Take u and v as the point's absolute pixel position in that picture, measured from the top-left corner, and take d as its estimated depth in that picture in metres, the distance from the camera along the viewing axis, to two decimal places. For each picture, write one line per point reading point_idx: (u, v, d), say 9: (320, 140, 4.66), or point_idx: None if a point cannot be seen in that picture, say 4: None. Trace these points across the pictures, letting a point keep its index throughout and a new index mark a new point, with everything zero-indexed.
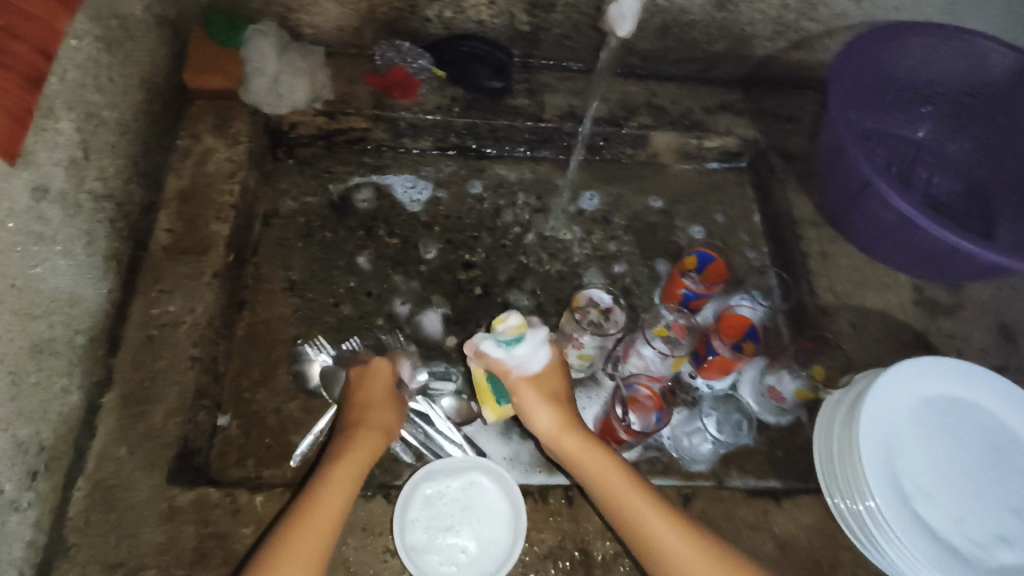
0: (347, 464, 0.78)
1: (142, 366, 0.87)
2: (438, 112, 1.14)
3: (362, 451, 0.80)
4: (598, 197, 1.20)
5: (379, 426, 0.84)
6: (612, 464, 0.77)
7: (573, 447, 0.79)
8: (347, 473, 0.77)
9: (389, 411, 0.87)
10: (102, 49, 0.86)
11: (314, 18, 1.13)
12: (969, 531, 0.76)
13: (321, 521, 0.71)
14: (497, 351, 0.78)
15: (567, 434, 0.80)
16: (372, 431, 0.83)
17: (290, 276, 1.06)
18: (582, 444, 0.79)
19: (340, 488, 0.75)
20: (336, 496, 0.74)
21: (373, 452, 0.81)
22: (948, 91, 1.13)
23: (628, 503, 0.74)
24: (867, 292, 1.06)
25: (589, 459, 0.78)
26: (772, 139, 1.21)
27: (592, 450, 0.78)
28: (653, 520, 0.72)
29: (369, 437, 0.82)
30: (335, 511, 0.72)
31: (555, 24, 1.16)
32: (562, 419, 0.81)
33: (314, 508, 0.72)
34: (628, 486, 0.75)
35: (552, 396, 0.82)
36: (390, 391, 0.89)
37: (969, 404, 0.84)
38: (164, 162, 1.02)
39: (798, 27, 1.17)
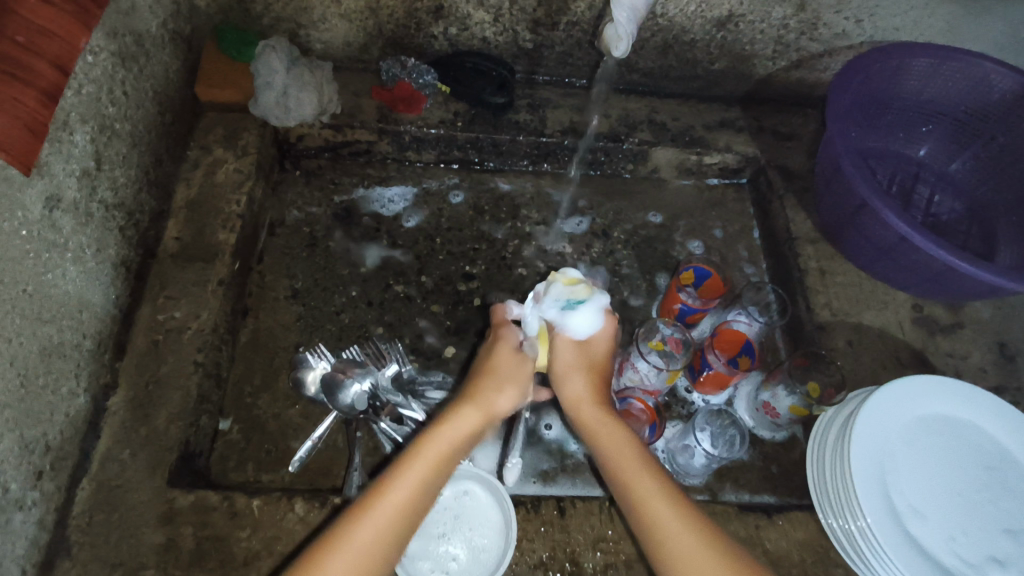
0: (429, 450, 0.67)
1: (148, 370, 0.89)
2: (442, 127, 1.16)
3: (448, 435, 0.69)
4: (587, 222, 1.21)
5: (481, 402, 0.71)
6: (629, 439, 0.72)
7: (592, 417, 0.75)
8: (426, 463, 0.67)
9: (498, 386, 0.73)
10: (117, 63, 0.89)
11: (323, 35, 1.17)
12: (960, 550, 0.76)
13: (385, 517, 0.63)
14: (560, 316, 0.76)
15: (589, 403, 0.76)
16: (466, 408, 0.71)
17: (293, 284, 1.09)
18: (608, 420, 0.74)
19: (413, 480, 0.65)
20: (406, 489, 0.65)
21: (466, 436, 0.70)
22: (947, 111, 1.14)
23: (637, 484, 0.68)
24: (865, 309, 1.06)
25: (602, 430, 0.74)
26: (771, 156, 1.22)
27: (610, 424, 0.74)
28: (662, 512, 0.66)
29: (470, 416, 0.70)
30: (404, 506, 0.64)
31: (558, 42, 1.18)
32: (588, 388, 0.76)
33: (380, 500, 0.64)
34: (639, 470, 0.69)
35: (588, 363, 0.78)
36: (516, 362, 0.75)
37: (961, 423, 0.84)
38: (175, 172, 1.06)
39: (798, 47, 1.18)
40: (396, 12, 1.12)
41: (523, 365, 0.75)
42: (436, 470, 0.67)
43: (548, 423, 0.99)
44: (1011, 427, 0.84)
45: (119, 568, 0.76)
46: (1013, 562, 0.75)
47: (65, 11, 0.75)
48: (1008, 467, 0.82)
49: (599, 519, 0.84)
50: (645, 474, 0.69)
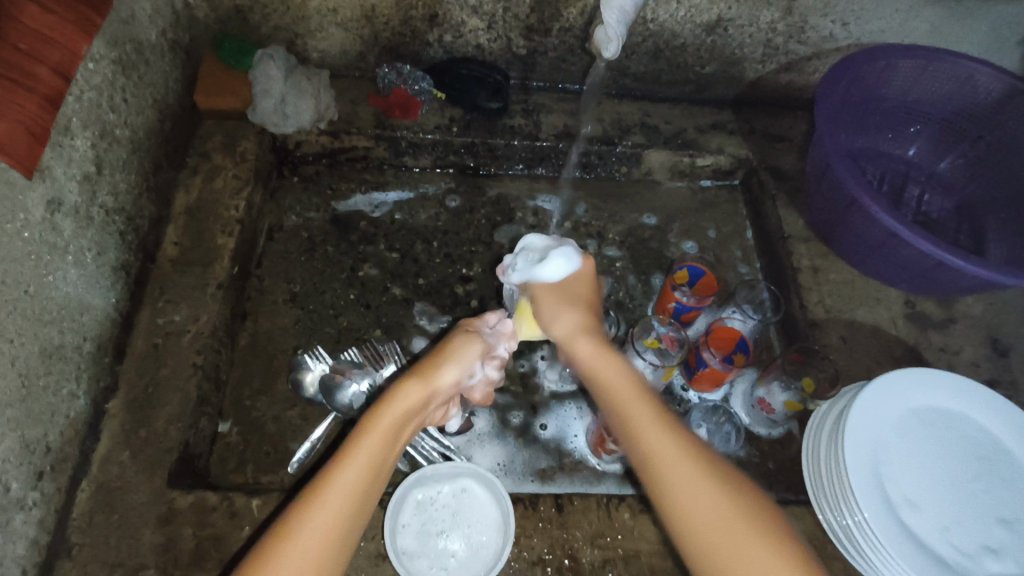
0: (372, 431, 0.65)
1: (147, 373, 0.90)
2: (437, 132, 1.18)
3: (390, 412, 0.67)
4: (563, 227, 1.21)
5: (422, 377, 0.69)
6: (621, 370, 0.68)
7: (584, 352, 0.70)
8: (373, 441, 0.65)
9: (445, 364, 0.71)
10: (118, 71, 0.91)
11: (320, 43, 1.19)
12: (955, 540, 0.76)
13: (334, 505, 0.61)
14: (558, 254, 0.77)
15: (581, 336, 0.71)
16: (409, 382, 0.69)
17: (292, 288, 1.10)
18: (600, 352, 0.70)
19: (359, 463, 0.64)
20: (353, 474, 0.63)
21: (409, 408, 0.68)
22: (935, 111, 1.16)
23: (631, 417, 0.64)
24: (857, 306, 1.07)
25: (597, 359, 0.69)
26: (763, 158, 1.24)
27: (604, 355, 0.69)
28: (676, 456, 0.61)
29: (412, 391, 0.68)
30: (354, 492, 0.62)
31: (551, 48, 1.20)
32: (582, 327, 0.72)
33: (327, 486, 0.62)
34: (634, 399, 0.65)
35: (575, 300, 0.75)
36: (466, 341, 0.73)
37: (953, 414, 0.85)
38: (174, 179, 1.07)
39: (787, 50, 1.20)
40: (392, 20, 1.15)
41: (474, 346, 0.73)
42: (381, 449, 0.65)
43: (543, 423, 0.99)
44: (1001, 416, 0.85)
45: (118, 569, 0.76)
46: (1006, 552, 0.76)
47: (66, 20, 0.76)
48: (1000, 456, 0.83)
49: (597, 515, 0.84)
50: (655, 415, 0.64)
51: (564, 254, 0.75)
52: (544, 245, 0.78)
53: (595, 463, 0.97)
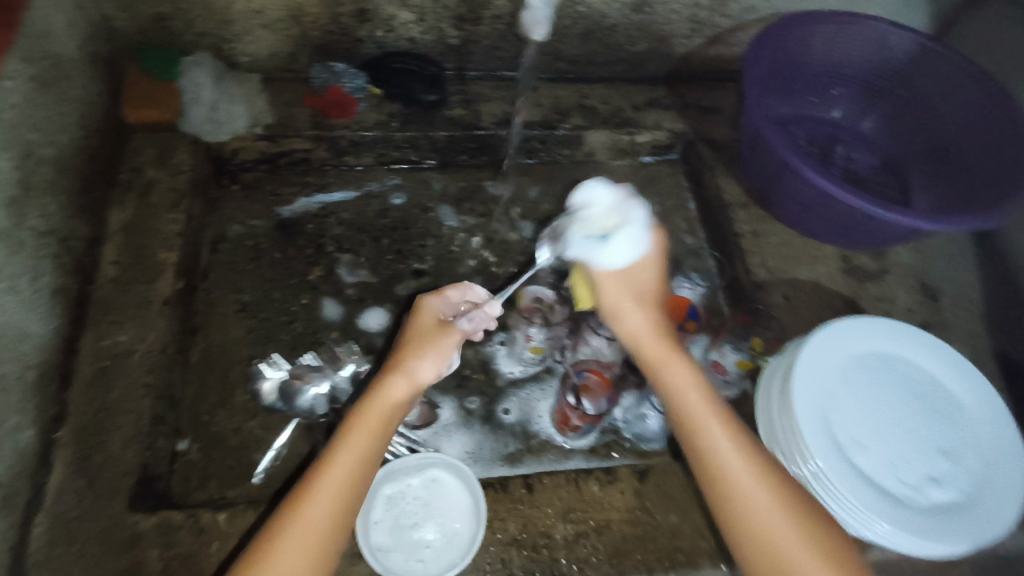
0: (356, 430, 0.69)
1: (97, 397, 0.87)
2: (377, 129, 1.18)
3: (376, 409, 0.70)
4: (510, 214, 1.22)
5: (404, 371, 0.72)
6: (693, 379, 0.72)
7: (655, 352, 0.74)
8: (360, 438, 0.69)
9: (423, 355, 0.73)
10: (35, 89, 0.87)
11: (249, 47, 1.16)
12: (902, 476, 0.81)
13: (324, 500, 0.65)
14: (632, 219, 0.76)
15: (649, 338, 0.74)
16: (393, 378, 0.72)
17: (241, 298, 1.08)
18: (670, 357, 0.73)
19: (342, 462, 0.67)
20: (339, 471, 0.66)
21: (392, 404, 0.71)
22: (855, 74, 1.21)
23: (702, 423, 0.70)
24: (797, 265, 1.12)
25: (667, 365, 0.73)
26: (699, 130, 1.27)
27: (675, 361, 0.73)
28: (719, 440, 0.69)
29: (392, 390, 0.71)
30: (341, 488, 0.66)
31: (483, 36, 1.21)
32: (650, 326, 0.75)
33: (315, 486, 0.66)
34: (708, 410, 0.70)
35: (646, 303, 0.76)
36: (442, 333, 0.75)
37: (892, 357, 0.90)
38: (106, 196, 1.04)
39: (713, 23, 1.23)
40: (320, 19, 1.13)
41: (452, 336, 0.76)
42: (365, 445, 0.68)
43: (505, 408, 1.00)
44: (934, 354, 0.90)
45: None
46: (948, 480, 0.81)
47: None
48: (937, 392, 0.88)
49: (566, 491, 0.86)
50: (722, 428, 0.70)
51: (630, 236, 0.75)
52: (608, 212, 0.76)
53: (562, 441, 0.98)
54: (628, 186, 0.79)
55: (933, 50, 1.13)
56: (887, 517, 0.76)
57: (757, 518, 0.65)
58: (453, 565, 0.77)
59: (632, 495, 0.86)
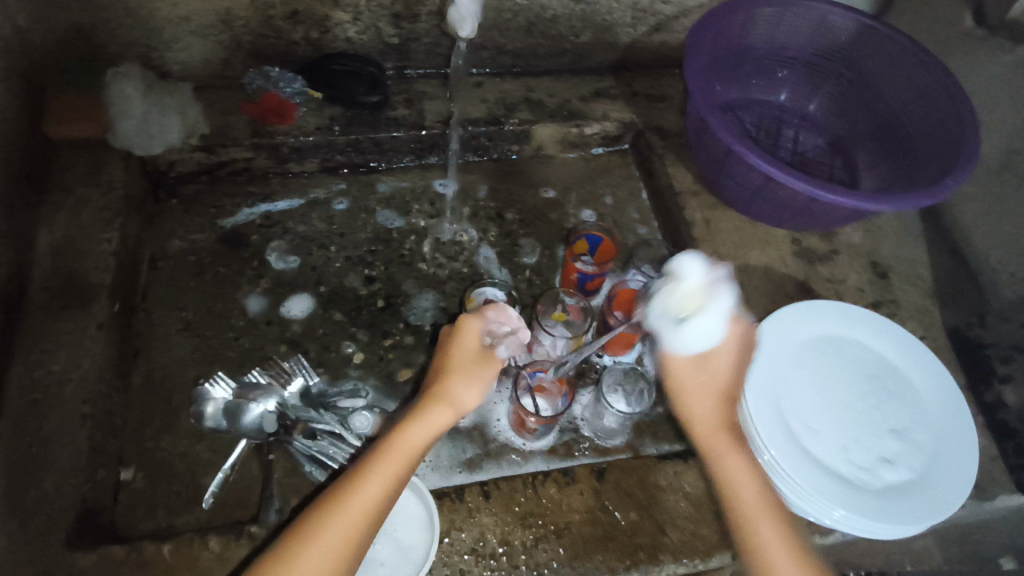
0: (391, 454, 0.69)
1: (28, 432, 0.83)
2: (318, 133, 1.14)
3: (417, 438, 0.70)
4: (460, 212, 1.19)
5: (449, 400, 0.72)
6: (748, 469, 0.70)
7: (708, 439, 0.71)
8: (396, 462, 0.69)
9: (465, 381, 0.73)
10: None
11: (178, 54, 1.12)
12: (854, 458, 0.81)
13: (353, 520, 0.66)
14: (718, 304, 0.68)
15: (710, 424, 0.71)
16: (436, 407, 0.71)
17: (184, 316, 1.04)
18: (727, 446, 0.70)
19: (377, 484, 0.68)
20: (372, 492, 0.67)
21: (435, 432, 0.71)
22: (798, 56, 1.21)
23: (746, 511, 0.68)
24: (749, 251, 1.11)
25: (724, 456, 0.70)
26: (647, 119, 1.26)
27: (732, 450, 0.71)
28: (763, 526, 0.67)
29: (432, 418, 0.71)
30: (370, 507, 0.67)
31: (423, 33, 1.18)
32: (713, 413, 0.72)
33: (347, 502, 0.67)
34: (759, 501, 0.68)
35: (709, 381, 0.73)
36: (485, 359, 0.75)
37: (841, 340, 0.90)
38: (33, 218, 0.99)
39: (655, 11, 1.22)
40: (251, 23, 1.10)
41: (494, 366, 0.75)
42: (399, 471, 0.69)
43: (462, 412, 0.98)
44: (881, 336, 0.91)
45: None
46: (900, 460, 0.81)
47: None
48: (886, 373, 0.88)
49: (525, 496, 0.85)
50: (769, 516, 0.68)
51: (706, 326, 0.68)
52: (692, 294, 0.68)
53: (522, 443, 0.97)
54: (719, 266, 0.70)
55: (872, 28, 1.13)
56: (841, 500, 0.76)
57: (758, 540, 0.67)
58: None
59: (591, 496, 0.85)
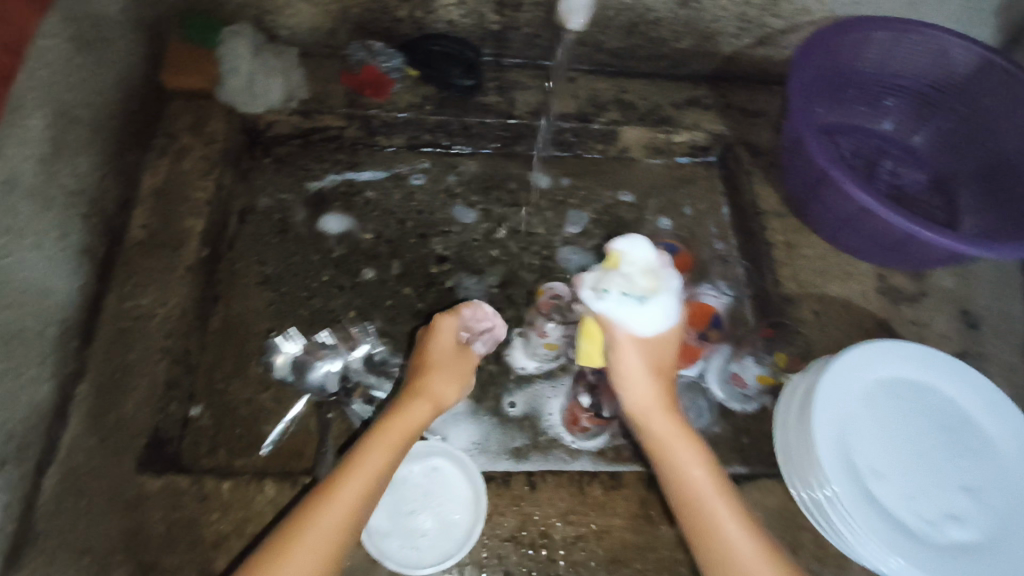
0: (384, 439, 0.72)
1: (115, 358, 0.89)
2: (410, 110, 1.17)
3: (404, 427, 0.74)
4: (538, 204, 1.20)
5: (428, 393, 0.78)
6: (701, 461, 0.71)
7: (663, 433, 0.73)
8: (385, 452, 0.72)
9: (443, 376, 0.81)
10: (74, 48, 0.89)
11: (288, 20, 1.17)
12: (922, 510, 0.77)
13: (344, 509, 0.67)
14: (673, 283, 0.68)
15: (659, 416, 0.73)
16: (418, 400, 0.77)
17: (264, 270, 1.09)
18: (682, 440, 0.72)
19: (365, 472, 0.69)
20: (362, 479, 0.69)
21: (420, 424, 0.76)
22: (909, 86, 1.15)
23: (705, 499, 0.69)
24: (830, 281, 1.07)
25: (677, 449, 0.72)
26: (739, 133, 1.22)
27: (685, 442, 0.72)
28: (723, 517, 0.68)
29: (419, 406, 0.77)
30: (360, 495, 0.68)
31: (524, 23, 1.18)
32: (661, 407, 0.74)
33: (337, 491, 0.68)
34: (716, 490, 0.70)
35: (656, 371, 0.73)
36: (457, 358, 0.84)
37: (922, 387, 0.86)
38: (141, 161, 1.06)
39: (761, 23, 1.18)
40: None
41: (465, 364, 0.85)
42: (392, 457, 0.72)
43: (512, 401, 0.99)
44: (968, 387, 0.86)
45: (86, 555, 0.75)
46: (971, 519, 0.77)
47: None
48: (967, 427, 0.84)
49: (569, 493, 0.84)
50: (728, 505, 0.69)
51: (662, 305, 0.68)
52: (646, 272, 0.67)
53: (571, 441, 0.96)
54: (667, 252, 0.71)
55: (996, 64, 1.06)
56: (902, 551, 0.73)
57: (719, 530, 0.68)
58: (447, 555, 0.76)
59: (636, 503, 0.84)
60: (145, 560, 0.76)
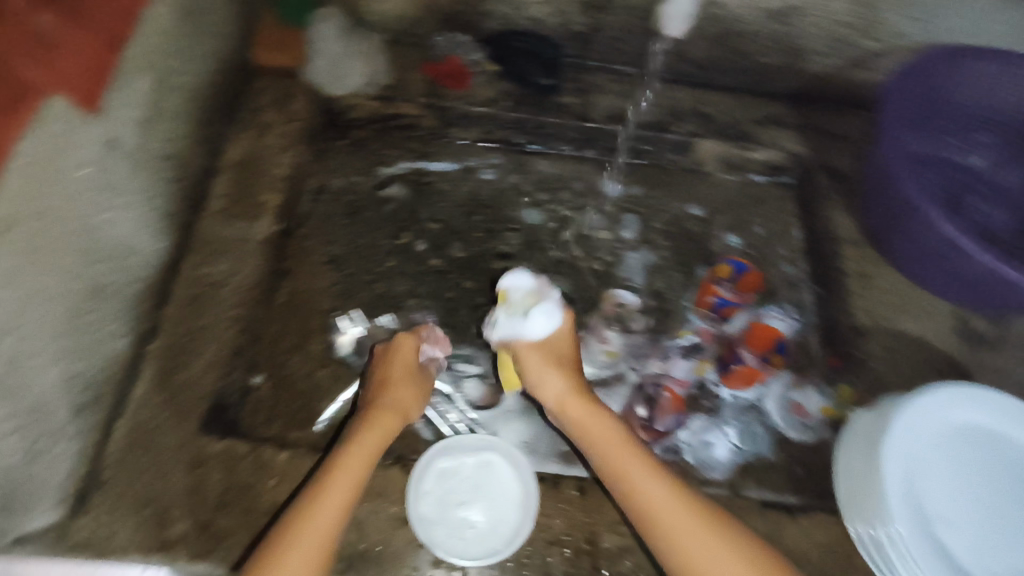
0: (355, 449, 0.76)
1: (188, 320, 0.93)
2: (489, 105, 1.19)
3: (369, 437, 0.78)
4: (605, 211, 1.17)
5: (388, 406, 0.82)
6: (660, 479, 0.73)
7: (619, 459, 0.75)
8: (352, 460, 0.74)
9: (400, 391, 0.85)
10: (181, 19, 0.92)
11: (378, 7, 1.18)
12: (986, 562, 0.75)
13: (319, 523, 0.69)
14: (552, 299, 0.84)
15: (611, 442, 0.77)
16: (380, 414, 0.81)
17: (330, 250, 1.09)
18: (634, 461, 0.75)
19: (335, 483, 0.72)
20: (334, 492, 0.71)
21: (384, 433, 0.79)
22: (1011, 123, 1.10)
23: (666, 516, 0.70)
24: (905, 316, 1.04)
25: (633, 470, 0.74)
26: (819, 156, 1.19)
27: (638, 463, 0.74)
28: (689, 532, 0.69)
29: (385, 416, 0.81)
30: (334, 507, 0.70)
31: (608, 25, 1.19)
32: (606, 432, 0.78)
33: (310, 507, 0.70)
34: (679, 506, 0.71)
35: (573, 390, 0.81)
36: (413, 375, 0.88)
37: (1003, 437, 0.82)
38: (226, 133, 1.09)
39: (854, 45, 1.14)
40: None
41: (420, 380, 0.88)
42: (366, 465, 0.75)
43: None
44: None
45: (148, 506, 0.78)
46: None
47: None
48: None
49: None
50: (694, 520, 0.69)
51: (546, 315, 0.82)
52: (528, 296, 0.83)
53: None
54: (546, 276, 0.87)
55: None
56: None
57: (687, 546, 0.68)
58: (493, 552, 0.77)
59: None
60: (201, 519, 0.78)
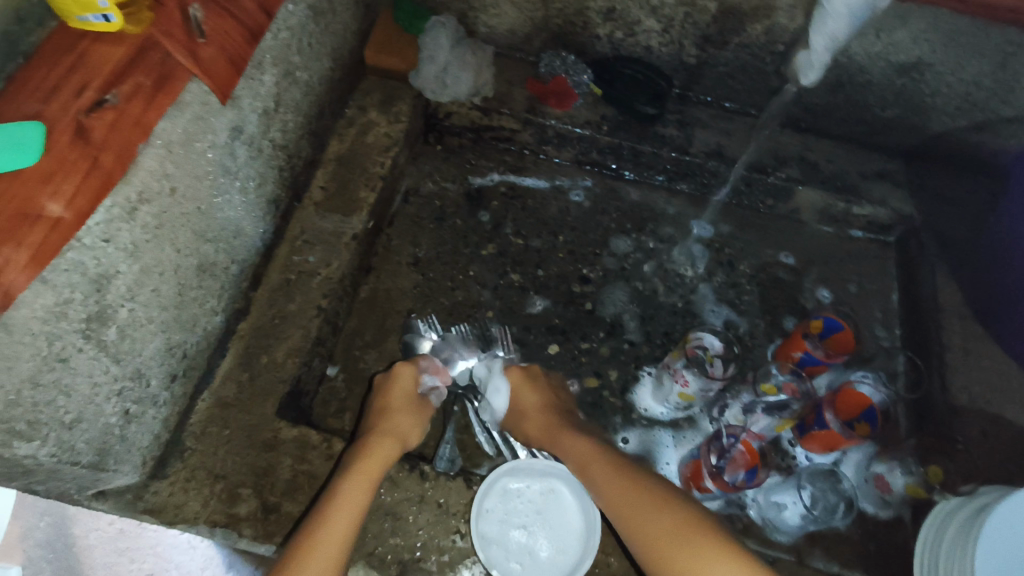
0: (359, 474, 0.76)
1: (278, 304, 0.95)
2: (587, 128, 1.16)
3: (374, 460, 0.78)
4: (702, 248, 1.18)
5: (389, 431, 0.83)
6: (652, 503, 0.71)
7: (614, 493, 0.74)
8: (356, 482, 0.75)
9: (402, 418, 0.86)
10: (309, 17, 0.95)
11: (490, 19, 1.17)
12: None
13: (328, 548, 0.69)
14: (493, 366, 0.95)
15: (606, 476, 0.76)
16: (384, 440, 0.81)
17: (416, 253, 1.12)
18: (625, 490, 0.73)
19: (342, 505, 0.72)
20: (342, 516, 0.71)
21: (388, 457, 0.80)
22: None
23: (659, 537, 0.67)
24: (1007, 403, 0.97)
25: (627, 498, 0.73)
26: (928, 220, 1.16)
27: (630, 493, 0.73)
28: (679, 549, 0.65)
29: (387, 442, 0.82)
30: (343, 531, 0.71)
31: (723, 62, 1.13)
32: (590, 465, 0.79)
33: (318, 532, 0.70)
34: (670, 525, 0.68)
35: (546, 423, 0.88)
36: (411, 401, 0.89)
37: None
38: (331, 127, 1.12)
39: (986, 108, 1.06)
40: (567, 8, 1.11)
41: (420, 409, 0.89)
42: (369, 491, 0.75)
43: (625, 437, 0.98)
44: None
45: (220, 480, 0.80)
46: None
47: None
48: None
49: None
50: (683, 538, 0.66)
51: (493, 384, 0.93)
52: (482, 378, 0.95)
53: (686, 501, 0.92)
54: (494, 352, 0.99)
55: None
56: None
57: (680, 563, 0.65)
58: None
59: None
60: (268, 501, 0.80)
